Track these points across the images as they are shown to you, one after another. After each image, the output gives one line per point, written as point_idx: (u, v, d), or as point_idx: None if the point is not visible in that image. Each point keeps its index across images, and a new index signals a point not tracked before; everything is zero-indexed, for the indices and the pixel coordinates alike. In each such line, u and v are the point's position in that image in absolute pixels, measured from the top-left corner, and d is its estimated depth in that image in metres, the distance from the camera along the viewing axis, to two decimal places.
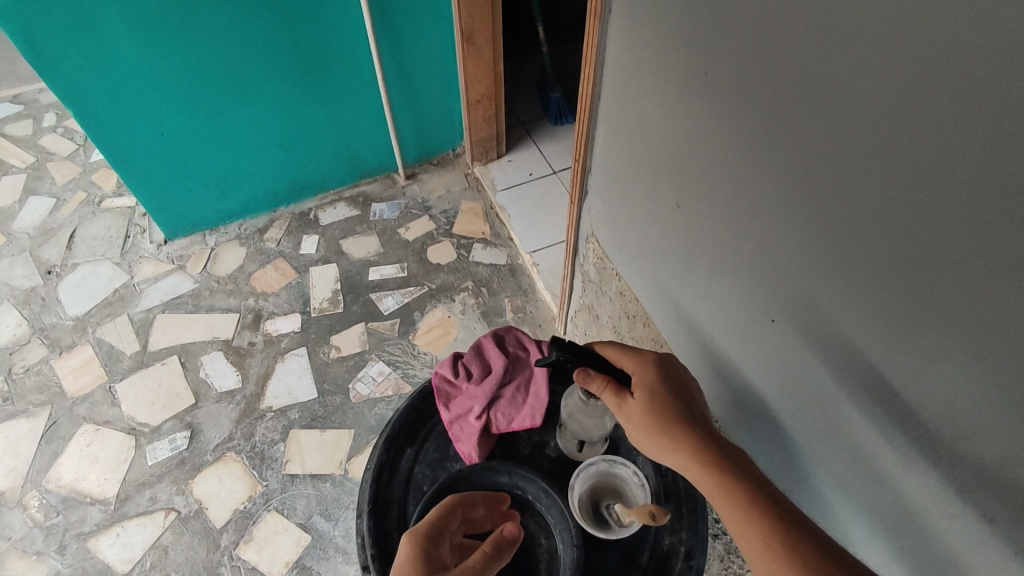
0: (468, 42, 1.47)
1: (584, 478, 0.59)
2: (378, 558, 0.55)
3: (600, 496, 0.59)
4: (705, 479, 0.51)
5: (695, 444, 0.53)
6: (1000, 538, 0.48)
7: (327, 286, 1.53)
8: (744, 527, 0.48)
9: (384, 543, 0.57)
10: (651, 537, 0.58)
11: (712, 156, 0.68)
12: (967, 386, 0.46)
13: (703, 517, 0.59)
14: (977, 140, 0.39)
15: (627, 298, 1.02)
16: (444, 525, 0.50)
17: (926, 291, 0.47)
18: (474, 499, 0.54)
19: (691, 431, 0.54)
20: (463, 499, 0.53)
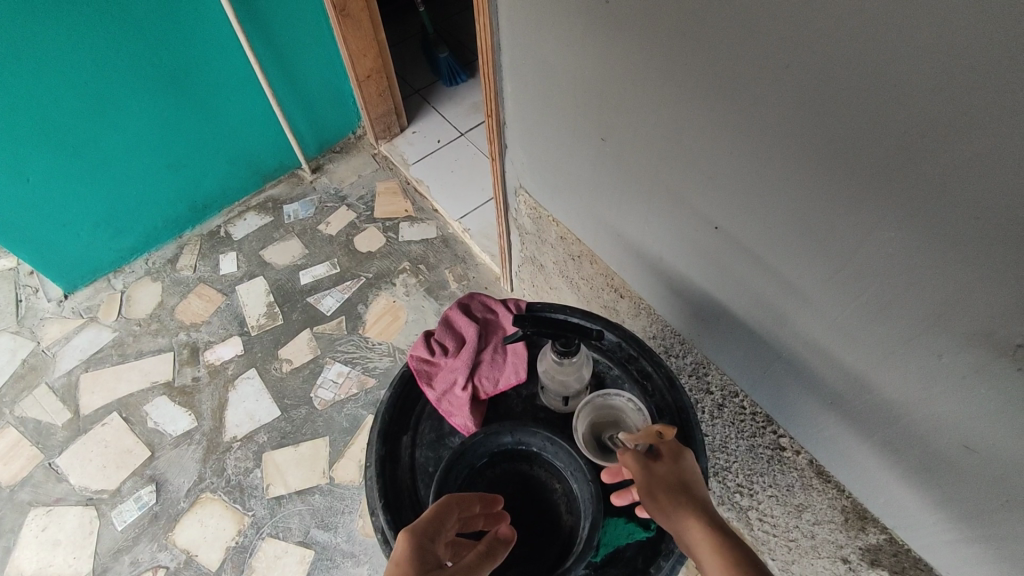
0: (344, 17, 1.39)
1: (586, 415, 0.61)
2: None
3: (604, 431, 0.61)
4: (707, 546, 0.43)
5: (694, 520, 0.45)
6: (947, 370, 0.54)
7: (260, 301, 1.46)
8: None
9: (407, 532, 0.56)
10: None
11: (629, 83, 0.69)
12: (901, 244, 0.51)
13: (697, 423, 0.61)
14: (878, 19, 0.42)
15: (568, 241, 1.03)
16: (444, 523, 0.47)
17: (854, 167, 0.50)
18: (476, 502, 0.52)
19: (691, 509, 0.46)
20: (468, 502, 0.51)
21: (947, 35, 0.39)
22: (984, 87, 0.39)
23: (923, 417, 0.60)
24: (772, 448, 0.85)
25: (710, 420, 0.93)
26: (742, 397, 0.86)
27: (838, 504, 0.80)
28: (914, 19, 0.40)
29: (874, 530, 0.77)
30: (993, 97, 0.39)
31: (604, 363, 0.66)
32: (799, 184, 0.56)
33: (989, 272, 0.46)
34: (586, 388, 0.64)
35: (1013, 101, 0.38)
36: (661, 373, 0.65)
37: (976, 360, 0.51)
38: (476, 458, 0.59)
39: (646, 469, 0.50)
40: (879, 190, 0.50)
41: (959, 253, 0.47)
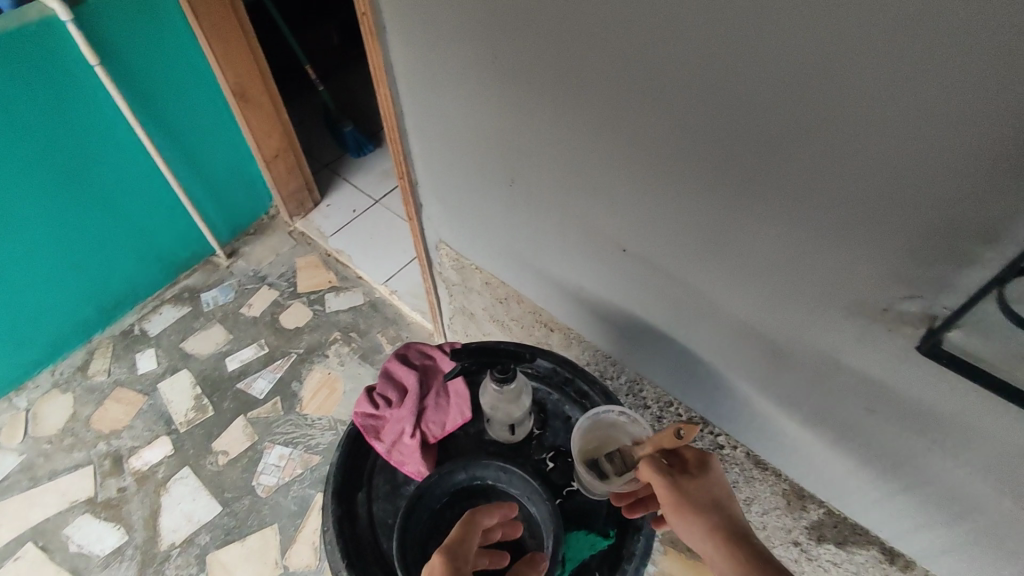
0: (243, 102, 1.42)
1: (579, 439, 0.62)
2: None
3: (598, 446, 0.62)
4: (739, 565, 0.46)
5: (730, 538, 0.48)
6: (837, 342, 0.62)
7: (186, 395, 1.39)
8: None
9: None
10: None
11: (526, 132, 0.76)
12: (777, 239, 0.59)
13: None
14: (717, 56, 0.51)
15: (494, 285, 1.08)
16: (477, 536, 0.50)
17: (727, 178, 0.58)
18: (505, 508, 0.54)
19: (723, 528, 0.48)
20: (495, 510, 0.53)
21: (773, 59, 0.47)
22: (806, 100, 0.48)
23: (829, 390, 0.67)
24: (712, 448, 0.91)
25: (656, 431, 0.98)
26: (677, 405, 0.91)
27: (779, 489, 0.86)
28: (742, 53, 0.49)
29: (814, 506, 0.83)
30: (813, 105, 0.48)
31: (543, 391, 0.69)
32: (685, 200, 0.64)
33: (848, 249, 0.54)
34: (529, 415, 0.66)
35: (828, 108, 0.47)
36: (597, 390, 0.68)
37: (857, 329, 0.59)
38: (434, 500, 0.60)
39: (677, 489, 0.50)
40: (750, 196, 0.58)
41: (822, 236, 0.55)
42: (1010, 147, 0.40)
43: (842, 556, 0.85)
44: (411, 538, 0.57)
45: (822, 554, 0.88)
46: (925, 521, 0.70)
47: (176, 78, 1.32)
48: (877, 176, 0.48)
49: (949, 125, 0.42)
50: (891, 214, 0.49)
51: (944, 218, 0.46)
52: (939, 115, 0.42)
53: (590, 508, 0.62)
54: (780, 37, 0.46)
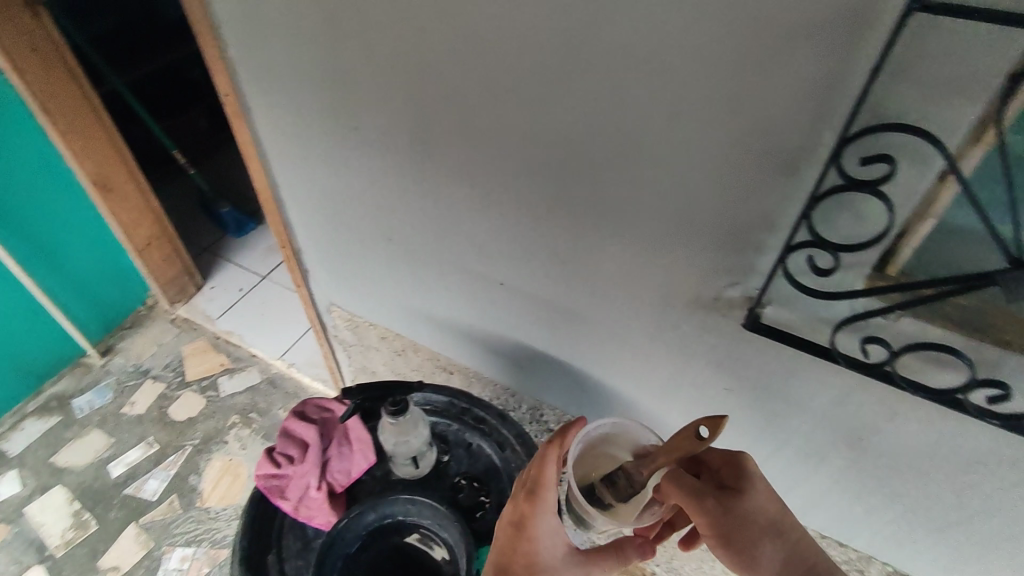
0: (107, 192, 1.37)
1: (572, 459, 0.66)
2: None
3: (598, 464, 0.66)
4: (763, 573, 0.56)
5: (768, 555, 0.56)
6: (689, 334, 0.71)
7: (63, 514, 1.27)
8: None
9: None
10: (506, 481, 0.68)
11: (396, 189, 0.82)
12: (623, 252, 0.68)
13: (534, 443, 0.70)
14: (543, 104, 0.60)
15: (390, 339, 1.11)
16: (539, 503, 0.58)
17: (573, 206, 0.67)
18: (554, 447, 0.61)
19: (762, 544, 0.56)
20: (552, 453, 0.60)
21: (587, 102, 0.57)
22: (618, 133, 0.58)
23: (693, 379, 0.76)
24: None
25: None
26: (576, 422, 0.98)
27: None
28: (562, 99, 0.58)
29: None
30: (623, 136, 0.58)
31: (442, 423, 0.73)
32: (544, 230, 0.72)
33: (677, 251, 0.64)
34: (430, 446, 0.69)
35: (635, 137, 0.57)
36: (493, 413, 0.73)
37: (701, 319, 0.69)
38: (347, 547, 0.61)
39: (721, 506, 0.57)
40: (594, 218, 0.67)
41: (656, 243, 0.65)
42: (765, 151, 0.51)
43: None
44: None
45: None
46: (792, 480, 0.80)
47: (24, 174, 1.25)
48: (683, 186, 0.58)
49: (721, 140, 0.53)
50: (699, 217, 0.59)
51: (736, 215, 0.57)
52: (712, 132, 0.53)
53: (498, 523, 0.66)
54: (587, 84, 0.56)
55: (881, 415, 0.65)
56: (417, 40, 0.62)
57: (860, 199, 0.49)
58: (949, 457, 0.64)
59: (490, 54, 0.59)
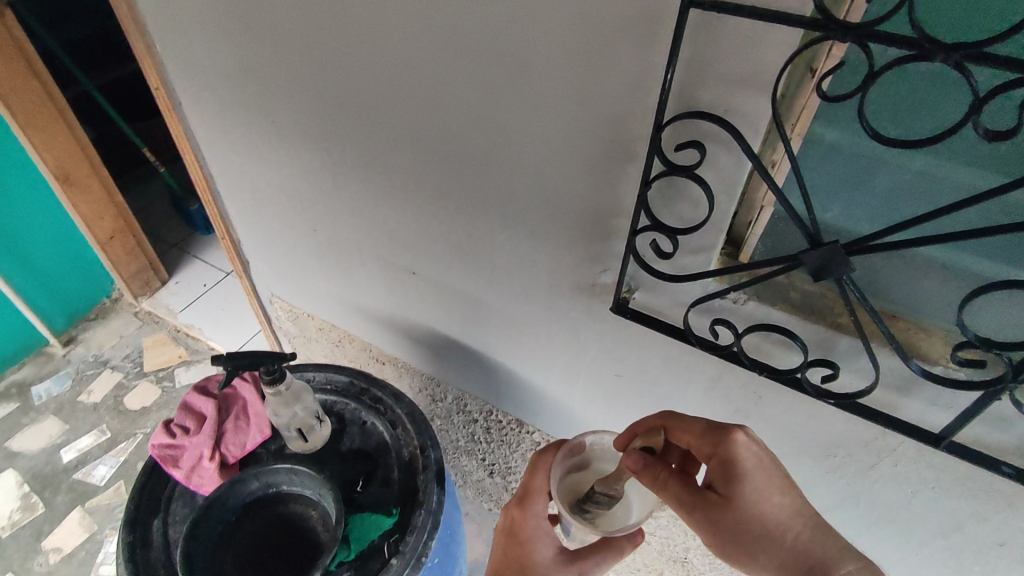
0: (68, 184, 1.40)
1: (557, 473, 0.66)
2: None
3: (577, 481, 0.66)
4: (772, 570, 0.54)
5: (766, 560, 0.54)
6: (577, 321, 0.75)
7: (12, 496, 1.30)
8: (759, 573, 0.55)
9: None
10: (395, 456, 0.71)
11: (311, 182, 0.86)
12: (511, 240, 0.72)
13: (426, 421, 0.73)
14: (422, 97, 0.64)
15: (327, 330, 1.14)
16: (528, 508, 0.65)
17: (462, 195, 0.71)
18: (544, 456, 0.67)
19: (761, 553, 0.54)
20: (539, 461, 0.67)
21: (454, 95, 0.61)
22: (486, 124, 0.61)
23: (588, 366, 0.80)
24: (534, 447, 1.01)
25: (489, 441, 1.07)
26: (497, 412, 1.01)
27: None
28: (437, 93, 0.62)
29: None
30: (492, 125, 0.61)
31: (343, 403, 0.76)
32: (441, 219, 0.76)
33: (555, 240, 0.67)
34: (321, 420, 0.72)
35: (501, 128, 0.61)
36: (390, 393, 0.76)
37: (584, 306, 0.72)
38: (226, 509, 0.65)
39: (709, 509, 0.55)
40: (481, 207, 0.70)
41: (535, 231, 0.68)
42: (606, 140, 0.55)
43: (653, 523, 0.96)
44: (198, 551, 0.60)
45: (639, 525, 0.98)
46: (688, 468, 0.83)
47: None
48: (546, 177, 0.62)
49: (569, 130, 0.56)
50: (565, 204, 0.63)
51: (593, 203, 0.61)
52: (559, 123, 0.56)
53: (381, 496, 0.68)
54: (455, 78, 0.59)
55: (747, 399, 0.67)
56: (309, 36, 0.66)
57: (688, 186, 0.53)
58: (812, 441, 0.67)
59: (372, 49, 0.63)
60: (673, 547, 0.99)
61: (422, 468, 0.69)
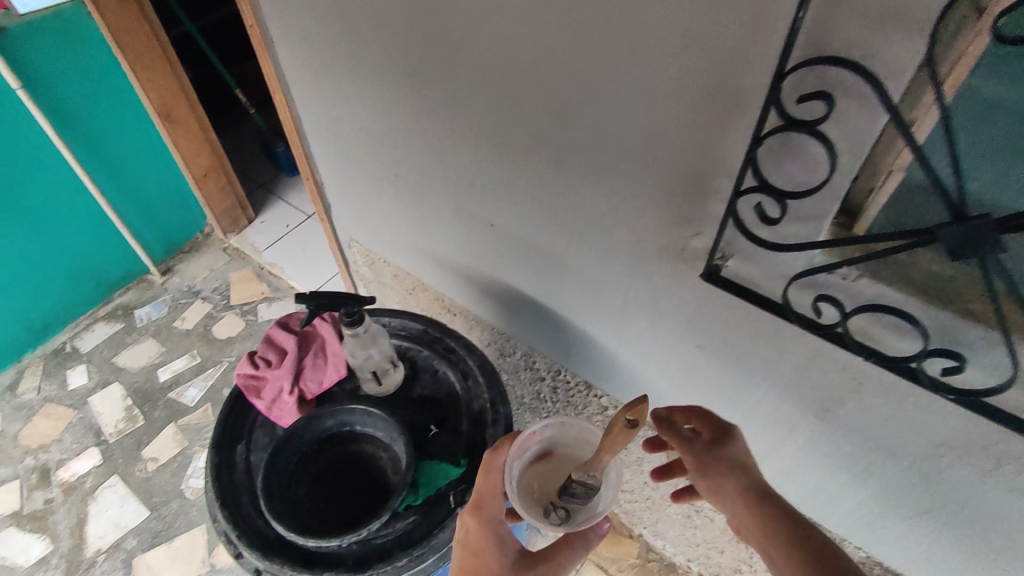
0: (169, 122, 1.47)
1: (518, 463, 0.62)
2: (241, 534, 0.62)
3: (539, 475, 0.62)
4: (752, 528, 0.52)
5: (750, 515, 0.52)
6: (660, 287, 0.71)
7: (116, 407, 1.42)
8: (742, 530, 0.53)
9: (248, 521, 0.64)
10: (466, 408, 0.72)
11: (396, 127, 0.85)
12: (596, 196, 0.68)
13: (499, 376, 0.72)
14: (515, 38, 0.60)
15: (402, 277, 1.15)
16: (479, 512, 0.59)
17: (548, 147, 0.67)
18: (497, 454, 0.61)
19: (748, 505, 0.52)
20: (490, 462, 0.61)
21: (550, 34, 0.57)
22: (581, 68, 0.57)
23: (666, 334, 0.76)
24: (600, 411, 0.99)
25: (554, 400, 1.06)
26: (565, 373, 1.00)
27: (657, 442, 0.95)
28: (532, 33, 0.58)
29: None
30: (587, 72, 0.57)
31: (418, 350, 0.77)
32: (525, 170, 0.73)
33: (645, 200, 0.63)
34: (396, 365, 0.74)
35: (596, 73, 0.56)
36: (465, 344, 0.76)
37: (669, 273, 0.68)
38: (302, 442, 0.67)
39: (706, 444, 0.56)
40: (568, 161, 0.67)
41: (624, 187, 0.64)
42: (716, 88, 0.49)
43: None
44: (275, 479, 0.63)
45: (703, 501, 0.96)
46: (764, 449, 0.78)
47: (98, 100, 1.37)
48: (643, 128, 0.57)
49: (676, 75, 0.51)
50: (660, 159, 0.58)
51: (692, 158, 0.56)
52: (664, 67, 0.51)
53: (449, 445, 0.70)
54: (552, 16, 0.55)
55: (843, 384, 0.62)
56: None
57: (806, 144, 0.47)
58: (913, 437, 0.61)
59: None
60: None
61: (492, 424, 0.70)
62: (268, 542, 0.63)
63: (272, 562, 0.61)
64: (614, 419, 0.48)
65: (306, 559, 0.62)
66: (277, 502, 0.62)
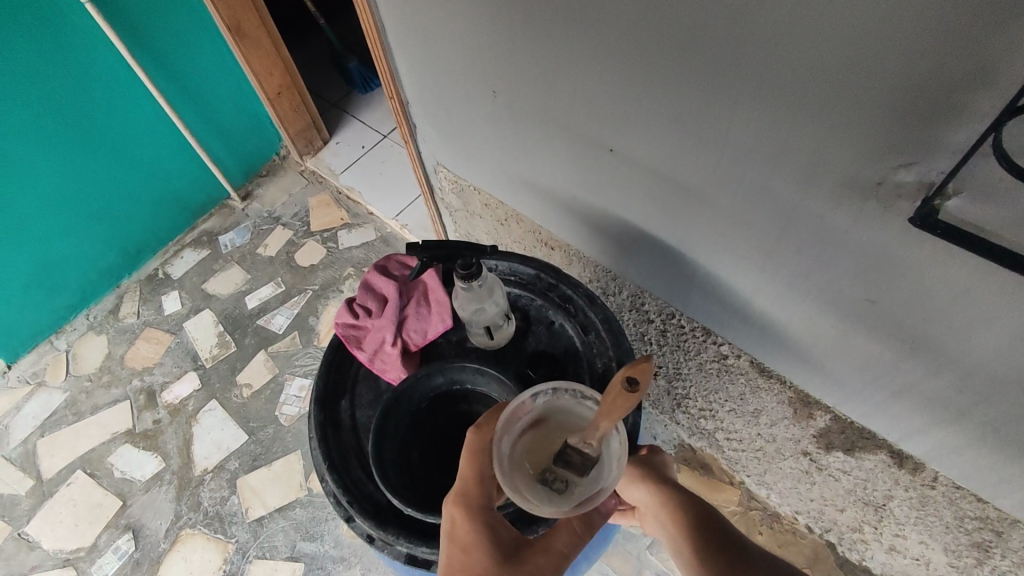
0: (240, 38, 1.37)
1: (508, 437, 0.61)
2: (355, 499, 0.70)
3: (526, 452, 0.61)
4: (666, 507, 0.59)
5: (674, 496, 0.59)
6: (831, 230, 0.58)
7: (210, 333, 1.44)
8: (663, 510, 0.59)
9: (359, 484, 0.71)
10: (587, 366, 0.75)
11: (501, 31, 0.71)
12: (763, 117, 0.54)
13: (620, 333, 0.75)
14: None
15: (493, 207, 1.06)
16: (469, 496, 0.58)
17: (704, 54, 0.53)
18: (482, 433, 0.61)
19: (675, 490, 0.59)
20: (476, 442, 0.61)
21: None
22: None
23: (826, 285, 0.64)
24: (717, 358, 0.89)
25: (661, 344, 0.97)
26: (679, 316, 0.90)
27: (784, 396, 0.84)
28: None
29: (821, 412, 0.80)
30: None
31: (538, 304, 0.81)
32: (666, 85, 0.59)
33: (836, 122, 0.49)
34: (511, 321, 0.78)
35: None
36: (582, 297, 0.79)
37: (849, 215, 0.55)
38: (411, 402, 0.74)
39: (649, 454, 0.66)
40: (730, 72, 0.53)
41: (809, 104, 0.50)
42: None
43: (851, 463, 0.82)
44: (386, 448, 0.69)
45: (832, 460, 0.86)
46: (929, 421, 0.67)
47: (171, 18, 1.29)
48: (861, 24, 0.42)
49: None
50: (878, 66, 0.44)
51: (931, 64, 0.41)
52: None
53: None
54: None
55: None
56: None
57: None
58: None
59: None
60: (868, 490, 0.85)
61: None
62: (376, 506, 0.70)
63: (383, 524, 0.68)
64: (613, 384, 0.46)
65: (422, 531, 0.68)
66: (390, 474, 0.69)
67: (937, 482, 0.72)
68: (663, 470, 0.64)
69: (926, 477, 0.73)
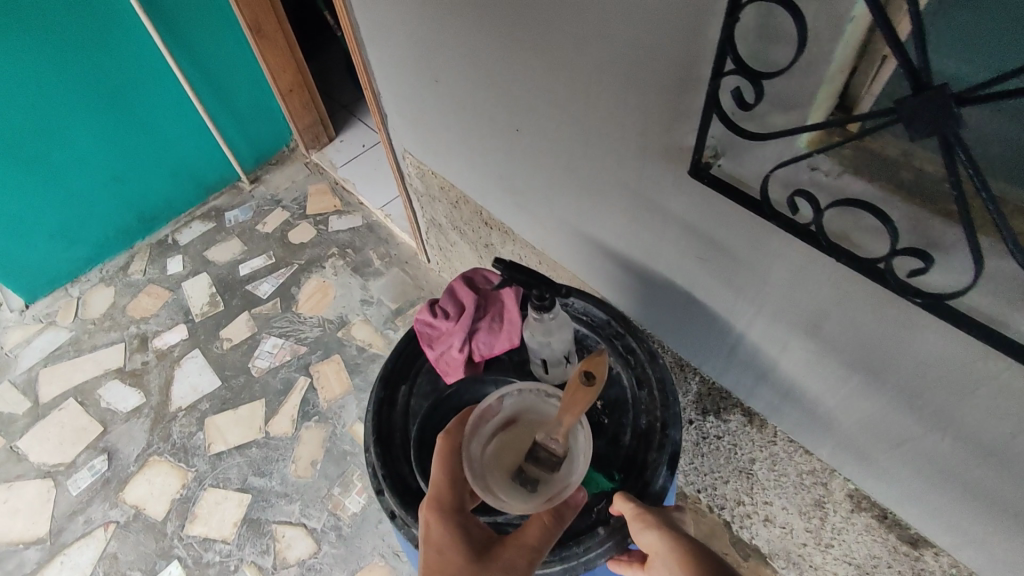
0: (258, 35, 1.57)
1: (481, 439, 0.67)
2: (389, 477, 0.74)
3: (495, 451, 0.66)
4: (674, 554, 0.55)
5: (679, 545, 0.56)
6: (662, 195, 0.70)
7: (203, 293, 1.61)
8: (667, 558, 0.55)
9: (395, 466, 0.75)
10: (631, 421, 0.76)
11: (433, 28, 0.86)
12: (603, 98, 0.67)
13: (672, 395, 0.75)
14: None
15: (448, 190, 1.20)
16: (445, 500, 0.61)
17: (558, 44, 0.67)
18: (454, 436, 0.64)
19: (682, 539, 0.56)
20: (448, 446, 0.63)
21: None
22: None
23: (671, 248, 0.76)
24: None
25: None
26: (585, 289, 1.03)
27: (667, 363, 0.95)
28: None
29: (692, 375, 0.91)
30: None
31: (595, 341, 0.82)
32: (540, 71, 0.73)
33: (644, 99, 0.62)
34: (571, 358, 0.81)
35: None
36: (643, 350, 0.80)
37: (670, 180, 0.67)
38: (462, 402, 0.80)
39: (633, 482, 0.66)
40: (576, 60, 0.66)
41: (628, 84, 0.62)
42: None
43: (722, 427, 0.92)
44: (429, 434, 0.76)
45: (708, 426, 0.95)
46: (760, 376, 0.77)
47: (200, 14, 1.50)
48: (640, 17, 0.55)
49: None
50: (658, 50, 0.56)
51: (686, 48, 0.54)
52: None
53: (609, 453, 0.75)
54: None
55: (829, 296, 0.59)
56: None
57: (786, 28, 0.45)
58: (888, 358, 0.58)
59: None
60: (739, 456, 0.93)
61: (659, 446, 0.73)
62: (405, 491, 0.73)
63: (409, 511, 0.71)
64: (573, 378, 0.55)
65: None
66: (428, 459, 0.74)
67: (776, 437, 0.84)
68: (665, 519, 0.61)
69: (769, 433, 0.84)
